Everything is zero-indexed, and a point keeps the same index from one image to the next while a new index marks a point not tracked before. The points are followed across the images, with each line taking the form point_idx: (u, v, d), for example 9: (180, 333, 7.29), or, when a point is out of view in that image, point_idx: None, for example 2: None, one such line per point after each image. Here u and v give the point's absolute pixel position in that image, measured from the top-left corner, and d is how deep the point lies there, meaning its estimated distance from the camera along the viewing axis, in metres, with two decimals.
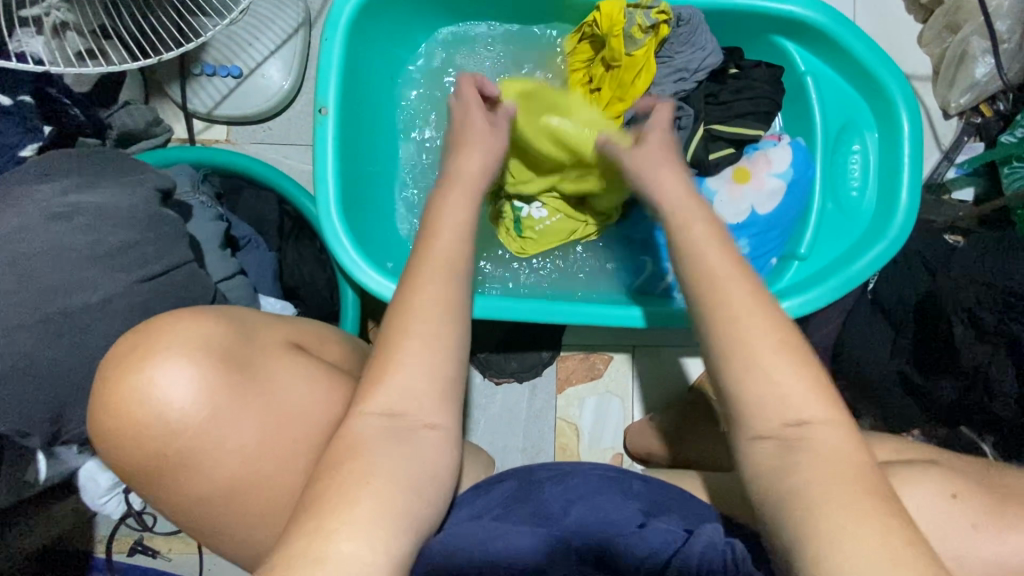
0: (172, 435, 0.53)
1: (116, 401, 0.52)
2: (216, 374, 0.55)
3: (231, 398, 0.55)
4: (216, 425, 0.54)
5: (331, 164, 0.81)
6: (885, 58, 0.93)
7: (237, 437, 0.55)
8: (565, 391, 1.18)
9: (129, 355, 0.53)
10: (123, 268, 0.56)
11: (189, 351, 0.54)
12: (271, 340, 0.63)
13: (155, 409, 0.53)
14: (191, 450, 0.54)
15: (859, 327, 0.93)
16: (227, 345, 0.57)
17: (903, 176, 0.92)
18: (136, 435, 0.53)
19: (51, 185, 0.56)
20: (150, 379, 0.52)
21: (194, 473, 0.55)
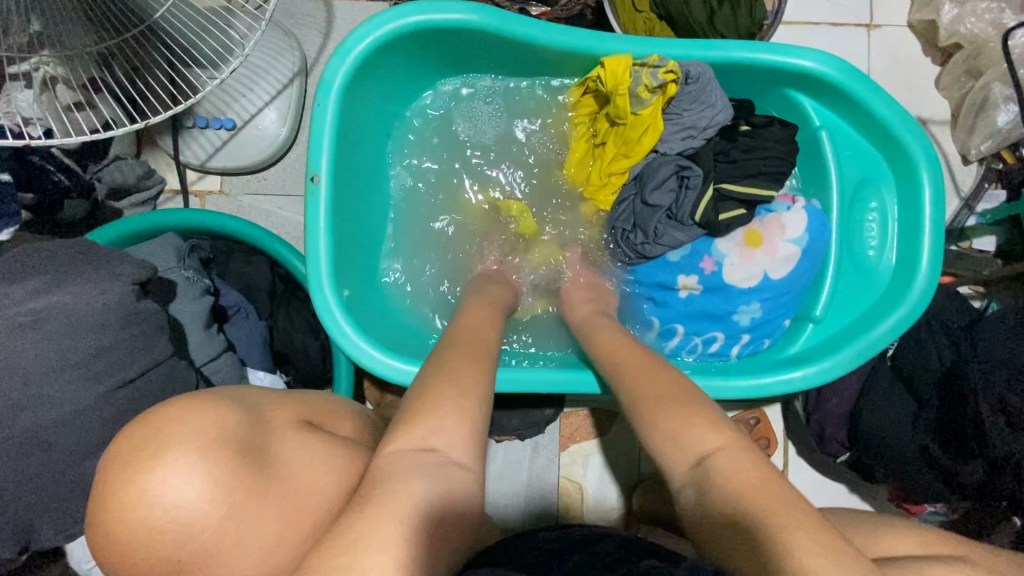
0: (188, 537, 0.50)
1: (128, 504, 0.48)
2: (239, 464, 0.53)
3: (253, 490, 0.54)
4: (234, 519, 0.52)
5: (323, 234, 0.78)
6: (905, 115, 0.88)
7: (257, 529, 0.54)
8: (569, 448, 1.14)
9: (134, 454, 0.50)
10: (95, 376, 0.53)
11: (209, 445, 0.52)
12: (280, 423, 0.62)
13: (167, 513, 0.49)
14: (206, 551, 0.51)
15: (877, 396, 0.87)
16: (240, 434, 0.56)
17: (924, 239, 0.88)
18: (147, 539, 0.49)
19: (20, 289, 0.53)
20: (168, 479, 0.49)
21: (209, 569, 0.52)
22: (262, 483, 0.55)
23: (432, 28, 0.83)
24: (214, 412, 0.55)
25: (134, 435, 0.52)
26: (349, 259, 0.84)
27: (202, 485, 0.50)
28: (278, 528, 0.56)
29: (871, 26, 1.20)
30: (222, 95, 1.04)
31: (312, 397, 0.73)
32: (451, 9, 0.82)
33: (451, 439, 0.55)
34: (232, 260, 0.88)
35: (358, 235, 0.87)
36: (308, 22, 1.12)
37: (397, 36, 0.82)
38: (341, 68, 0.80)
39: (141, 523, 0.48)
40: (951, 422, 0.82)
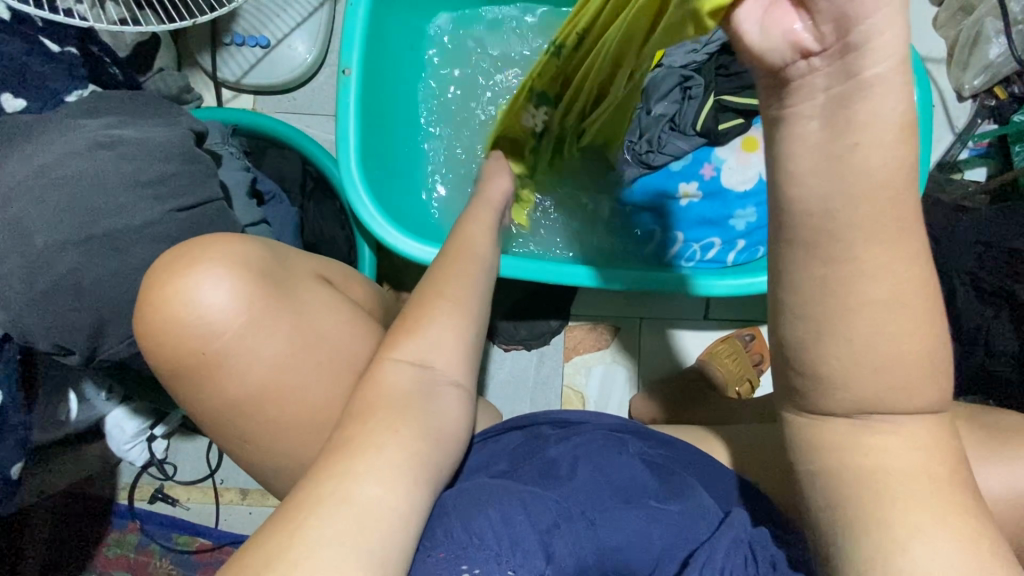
0: (209, 336, 0.55)
1: (162, 297, 0.54)
2: (258, 284, 0.57)
3: (271, 309, 0.57)
4: (252, 332, 0.56)
5: (353, 122, 0.85)
6: (895, 31, 0.94)
7: (270, 348, 0.57)
8: (572, 359, 1.21)
9: (176, 261, 0.56)
10: (160, 197, 0.60)
11: (234, 262, 0.57)
12: (303, 268, 0.65)
13: (195, 311, 0.54)
14: (227, 354, 0.56)
15: None
16: (266, 266, 0.60)
17: (912, 147, 0.94)
18: (177, 331, 0.54)
19: (97, 120, 0.60)
20: (195, 282, 0.54)
21: (226, 376, 0.56)
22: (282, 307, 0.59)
23: None
24: (245, 243, 0.60)
25: (173, 250, 0.57)
26: (375, 152, 0.91)
27: (225, 291, 0.55)
28: (291, 351, 0.58)
29: None
30: (257, 16, 1.12)
31: (331, 261, 0.75)
32: None
33: (442, 359, 0.62)
34: (268, 154, 0.96)
35: (383, 134, 0.94)
36: None
37: None
38: None
39: (173, 317, 0.54)
40: None
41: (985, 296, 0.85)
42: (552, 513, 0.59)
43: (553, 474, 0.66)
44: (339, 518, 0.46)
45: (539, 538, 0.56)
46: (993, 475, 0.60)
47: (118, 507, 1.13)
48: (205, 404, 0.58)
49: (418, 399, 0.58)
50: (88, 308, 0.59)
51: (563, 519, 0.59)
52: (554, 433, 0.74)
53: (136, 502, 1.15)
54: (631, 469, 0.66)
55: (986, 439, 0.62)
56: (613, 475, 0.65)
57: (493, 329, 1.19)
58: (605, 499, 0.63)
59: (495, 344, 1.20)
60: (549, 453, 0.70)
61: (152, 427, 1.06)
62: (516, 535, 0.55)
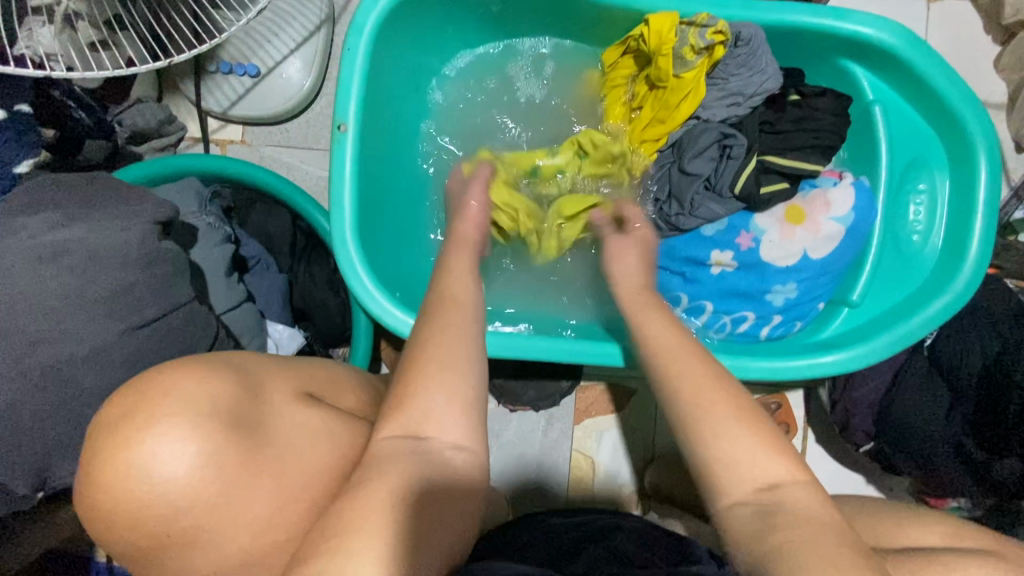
0: (176, 515, 0.45)
1: (111, 475, 0.43)
2: (230, 441, 0.47)
3: (245, 468, 0.48)
4: (227, 499, 0.47)
5: (348, 185, 0.75)
6: (966, 90, 0.83)
7: (248, 512, 0.48)
8: (583, 422, 1.13)
9: (123, 421, 0.44)
10: (114, 315, 0.51)
11: (201, 416, 0.46)
12: (278, 392, 0.56)
13: (155, 487, 0.44)
14: (200, 529, 0.46)
15: (910, 388, 0.84)
16: (236, 406, 0.50)
17: (975, 223, 0.83)
18: (131, 516, 0.44)
19: (40, 219, 0.51)
20: (154, 453, 0.43)
21: (200, 551, 0.47)
22: (259, 457, 0.50)
23: None
24: (207, 380, 0.50)
25: (119, 402, 0.46)
26: (372, 213, 0.81)
27: (191, 460, 0.45)
28: (275, 502, 0.50)
29: None
30: (247, 41, 1.00)
31: (314, 366, 0.66)
32: None
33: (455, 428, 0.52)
34: (254, 209, 0.86)
35: (383, 190, 0.84)
36: None
37: None
38: (373, 12, 0.76)
39: (127, 498, 0.43)
40: (986, 418, 0.80)
41: None
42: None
43: None
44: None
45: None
46: None
47: (96, 566, 1.07)
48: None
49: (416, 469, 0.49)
50: (29, 448, 0.50)
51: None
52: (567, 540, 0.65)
53: (115, 560, 1.08)
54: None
55: None
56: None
57: (499, 389, 1.10)
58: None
59: (501, 404, 1.11)
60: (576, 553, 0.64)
61: None
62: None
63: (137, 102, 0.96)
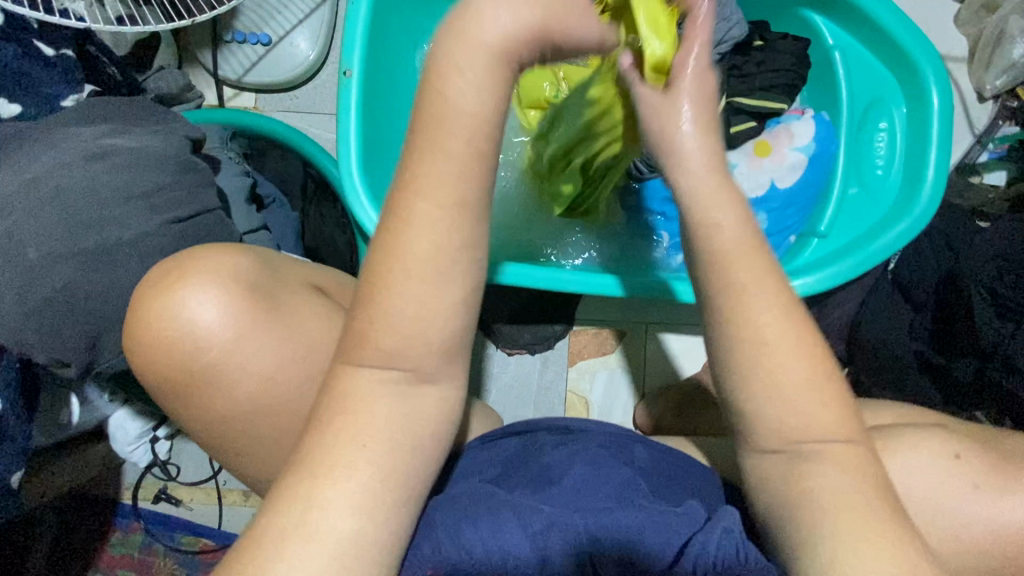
0: (206, 347, 0.55)
1: (153, 311, 0.54)
2: (250, 301, 0.57)
3: (258, 328, 0.57)
4: (238, 349, 0.56)
5: (353, 123, 0.83)
6: (916, 30, 0.91)
7: (257, 364, 0.57)
8: (576, 364, 1.20)
9: (165, 275, 0.56)
10: (154, 209, 0.59)
11: (226, 276, 0.56)
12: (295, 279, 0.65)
13: (182, 325, 0.54)
14: (214, 369, 0.56)
15: (873, 305, 0.91)
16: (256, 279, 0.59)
17: (930, 151, 0.90)
18: (162, 346, 0.55)
19: (90, 128, 0.59)
20: (185, 298, 0.54)
21: (216, 390, 0.57)
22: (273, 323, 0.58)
23: None
24: (235, 256, 0.60)
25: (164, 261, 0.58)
26: (375, 154, 0.89)
27: (214, 307, 0.55)
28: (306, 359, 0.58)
29: None
30: (258, 13, 1.10)
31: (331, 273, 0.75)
32: None
33: None
34: (268, 157, 0.94)
35: (385, 137, 0.92)
36: None
37: None
38: None
39: (161, 331, 0.55)
40: (943, 326, 0.86)
41: (1006, 312, 0.80)
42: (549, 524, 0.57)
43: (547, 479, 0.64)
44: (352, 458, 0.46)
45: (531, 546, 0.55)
46: (1002, 502, 0.58)
47: (122, 507, 1.13)
48: (214, 416, 0.58)
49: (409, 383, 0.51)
50: (81, 322, 0.58)
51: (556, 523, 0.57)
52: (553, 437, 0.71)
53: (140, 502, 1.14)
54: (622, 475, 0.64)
55: (995, 461, 0.60)
56: (607, 477, 0.63)
57: (497, 333, 1.17)
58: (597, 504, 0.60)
59: (499, 348, 1.19)
60: (546, 458, 0.68)
61: (155, 428, 1.08)
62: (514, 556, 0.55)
63: (160, 69, 1.05)
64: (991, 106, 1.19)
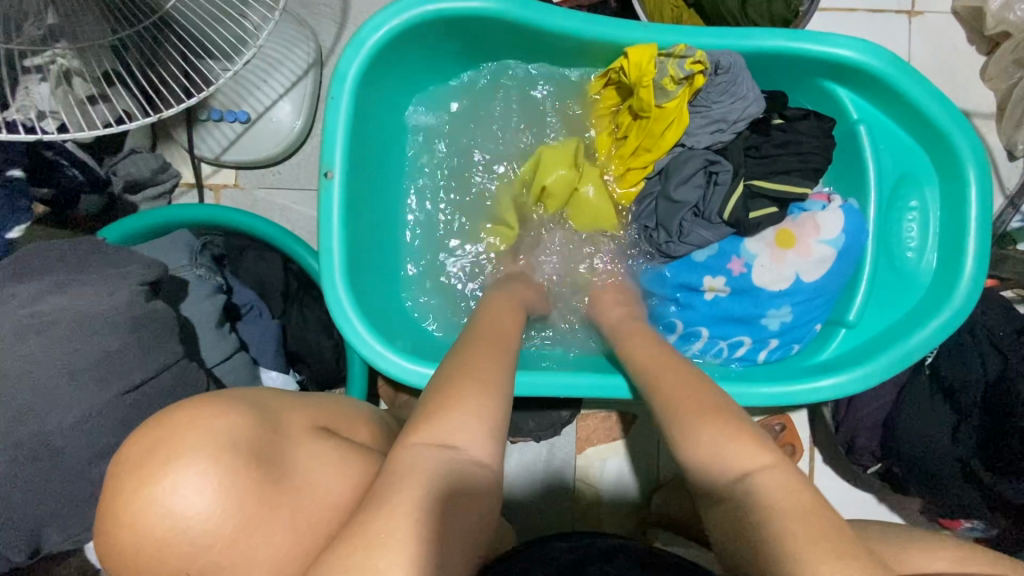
0: (205, 545, 0.44)
1: (132, 511, 0.42)
2: (250, 472, 0.47)
3: (259, 505, 0.47)
4: (244, 536, 0.46)
5: (337, 230, 0.76)
6: (951, 107, 0.83)
7: (261, 553, 0.47)
8: (585, 451, 1.12)
9: (144, 460, 0.44)
10: (103, 380, 0.51)
11: (222, 450, 0.46)
12: (293, 426, 0.56)
13: (174, 524, 0.43)
14: (217, 568, 0.45)
15: (913, 407, 0.83)
16: (252, 442, 0.49)
17: (969, 239, 0.83)
18: (153, 555, 0.43)
19: (29, 288, 0.52)
20: (174, 488, 0.43)
21: None
22: (272, 492, 0.49)
23: (446, 17, 0.80)
24: (228, 414, 0.49)
25: (139, 436, 0.46)
26: (360, 256, 0.81)
27: (212, 493, 0.44)
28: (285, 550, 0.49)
29: (913, 14, 1.14)
30: (237, 88, 1.02)
31: (326, 400, 0.66)
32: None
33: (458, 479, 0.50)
34: (245, 256, 0.86)
35: (373, 232, 0.85)
36: (324, 10, 1.09)
37: (411, 26, 0.79)
38: (355, 60, 0.77)
39: (149, 536, 0.43)
40: (995, 441, 0.78)
41: None
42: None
43: None
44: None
45: None
46: None
47: None
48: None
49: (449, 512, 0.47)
50: (20, 515, 0.50)
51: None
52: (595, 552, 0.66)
53: None
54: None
55: None
56: None
57: None
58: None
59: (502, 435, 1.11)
60: None
61: None
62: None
63: (132, 152, 0.98)
64: (1023, 165, 1.12)
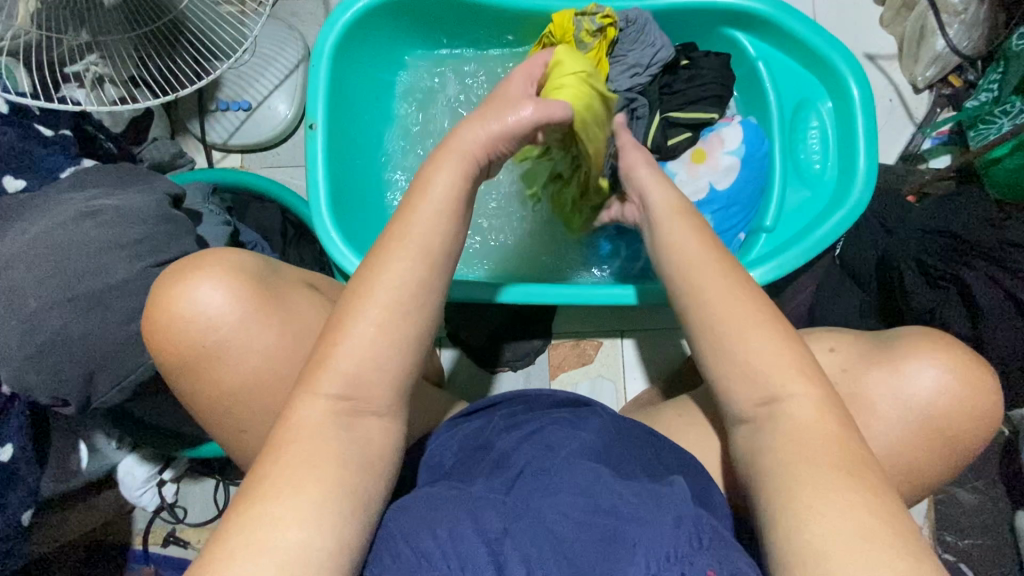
0: (213, 330, 0.63)
1: (165, 303, 0.62)
2: (251, 288, 0.65)
3: (255, 311, 0.65)
4: (242, 329, 0.64)
5: (321, 170, 0.92)
6: (829, 37, 0.98)
7: (256, 350, 0.64)
8: (558, 377, 1.23)
9: (180, 272, 0.65)
10: (138, 256, 0.67)
11: (232, 270, 0.65)
12: (293, 278, 0.73)
13: (193, 309, 0.62)
14: (221, 347, 0.63)
15: (828, 288, 0.95)
16: (258, 274, 0.68)
17: (858, 142, 0.96)
18: (180, 328, 0.62)
19: (82, 193, 0.68)
20: (193, 289, 0.63)
21: (220, 365, 0.64)
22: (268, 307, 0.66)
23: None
24: (244, 254, 0.69)
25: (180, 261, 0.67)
26: (342, 195, 0.97)
27: (223, 294, 0.63)
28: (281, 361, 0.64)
29: None
30: (239, 82, 1.22)
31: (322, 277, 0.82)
32: None
33: None
34: (249, 208, 1.04)
35: (353, 178, 1.01)
36: (309, 17, 1.30)
37: (373, 7, 0.97)
38: (330, 36, 0.95)
39: (177, 313, 0.62)
40: (889, 298, 0.89)
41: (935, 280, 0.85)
42: (499, 516, 0.60)
43: (502, 463, 0.68)
44: (277, 526, 0.49)
45: (487, 541, 0.57)
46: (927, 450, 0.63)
47: (134, 552, 1.18)
48: (203, 394, 0.66)
49: (339, 419, 0.56)
50: (78, 360, 0.65)
51: (511, 520, 0.59)
52: (503, 424, 0.76)
53: (151, 547, 1.19)
54: (579, 459, 0.66)
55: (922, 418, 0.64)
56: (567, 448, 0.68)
57: (478, 353, 1.21)
58: (556, 495, 0.62)
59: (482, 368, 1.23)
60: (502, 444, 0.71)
61: (161, 471, 1.14)
62: (464, 552, 0.56)
63: (154, 140, 1.17)
64: (928, 96, 1.26)
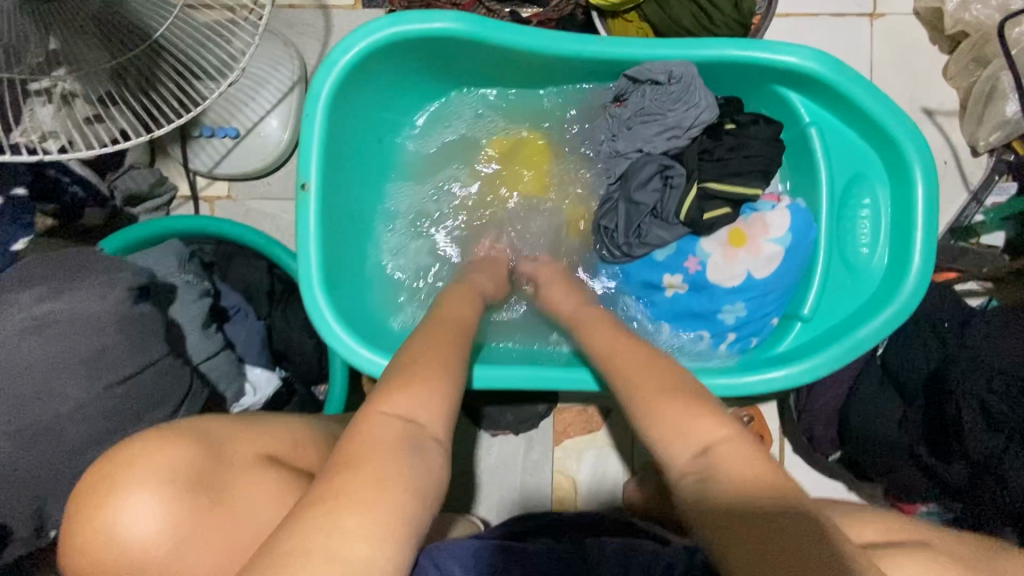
0: (169, 547, 0.53)
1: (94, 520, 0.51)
2: (189, 495, 0.54)
3: (200, 517, 0.54)
4: (187, 546, 0.54)
5: (313, 237, 0.82)
6: (892, 107, 0.86)
7: (206, 561, 0.55)
8: (563, 443, 1.16)
9: (100, 484, 0.52)
10: (92, 374, 0.61)
11: (165, 479, 0.53)
12: (243, 455, 0.61)
13: (122, 544, 0.51)
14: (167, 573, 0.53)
15: (866, 395, 0.87)
16: (196, 468, 0.57)
17: (916, 237, 0.86)
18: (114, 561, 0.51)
19: (27, 293, 0.62)
20: (131, 508, 0.51)
21: None
22: (207, 501, 0.56)
23: (411, 37, 0.85)
24: (177, 446, 0.56)
25: (220, 418, 0.65)
26: (337, 261, 0.87)
27: (157, 515, 0.52)
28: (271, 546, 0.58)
29: (874, 16, 1.15)
30: (227, 105, 1.09)
31: (287, 421, 0.71)
32: (430, 17, 0.84)
33: None
34: (233, 262, 0.92)
35: (351, 237, 0.91)
36: (308, 30, 1.16)
37: (377, 48, 0.84)
38: (327, 82, 0.82)
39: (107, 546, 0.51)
40: (936, 420, 0.82)
41: (994, 422, 0.77)
42: None
43: None
44: None
45: None
46: None
47: None
48: None
49: None
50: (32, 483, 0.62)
51: None
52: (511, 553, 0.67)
53: None
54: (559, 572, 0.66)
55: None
56: None
57: (481, 416, 1.13)
58: None
59: (483, 430, 1.15)
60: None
61: None
62: None
63: (130, 169, 1.06)
64: (986, 160, 1.14)
